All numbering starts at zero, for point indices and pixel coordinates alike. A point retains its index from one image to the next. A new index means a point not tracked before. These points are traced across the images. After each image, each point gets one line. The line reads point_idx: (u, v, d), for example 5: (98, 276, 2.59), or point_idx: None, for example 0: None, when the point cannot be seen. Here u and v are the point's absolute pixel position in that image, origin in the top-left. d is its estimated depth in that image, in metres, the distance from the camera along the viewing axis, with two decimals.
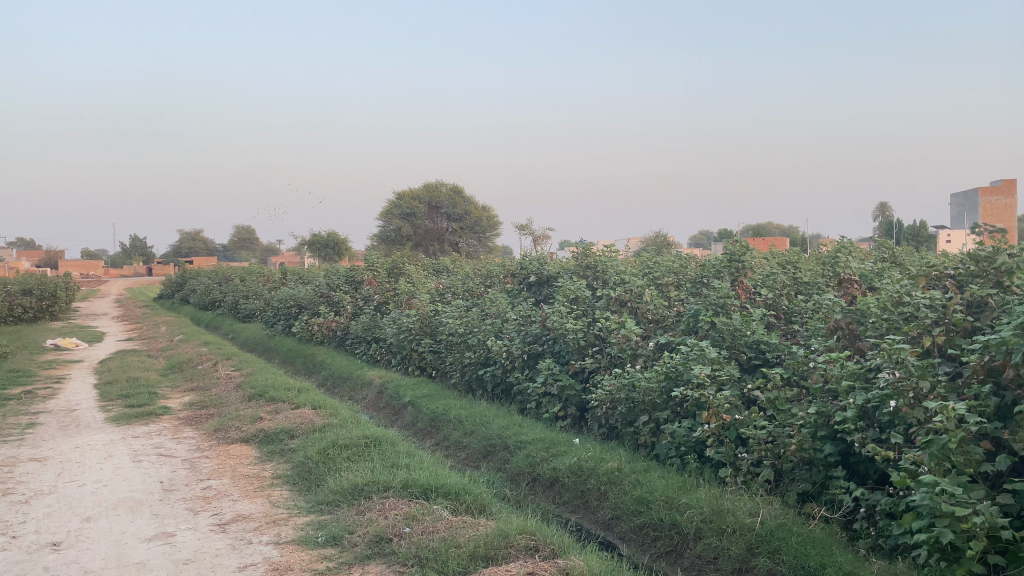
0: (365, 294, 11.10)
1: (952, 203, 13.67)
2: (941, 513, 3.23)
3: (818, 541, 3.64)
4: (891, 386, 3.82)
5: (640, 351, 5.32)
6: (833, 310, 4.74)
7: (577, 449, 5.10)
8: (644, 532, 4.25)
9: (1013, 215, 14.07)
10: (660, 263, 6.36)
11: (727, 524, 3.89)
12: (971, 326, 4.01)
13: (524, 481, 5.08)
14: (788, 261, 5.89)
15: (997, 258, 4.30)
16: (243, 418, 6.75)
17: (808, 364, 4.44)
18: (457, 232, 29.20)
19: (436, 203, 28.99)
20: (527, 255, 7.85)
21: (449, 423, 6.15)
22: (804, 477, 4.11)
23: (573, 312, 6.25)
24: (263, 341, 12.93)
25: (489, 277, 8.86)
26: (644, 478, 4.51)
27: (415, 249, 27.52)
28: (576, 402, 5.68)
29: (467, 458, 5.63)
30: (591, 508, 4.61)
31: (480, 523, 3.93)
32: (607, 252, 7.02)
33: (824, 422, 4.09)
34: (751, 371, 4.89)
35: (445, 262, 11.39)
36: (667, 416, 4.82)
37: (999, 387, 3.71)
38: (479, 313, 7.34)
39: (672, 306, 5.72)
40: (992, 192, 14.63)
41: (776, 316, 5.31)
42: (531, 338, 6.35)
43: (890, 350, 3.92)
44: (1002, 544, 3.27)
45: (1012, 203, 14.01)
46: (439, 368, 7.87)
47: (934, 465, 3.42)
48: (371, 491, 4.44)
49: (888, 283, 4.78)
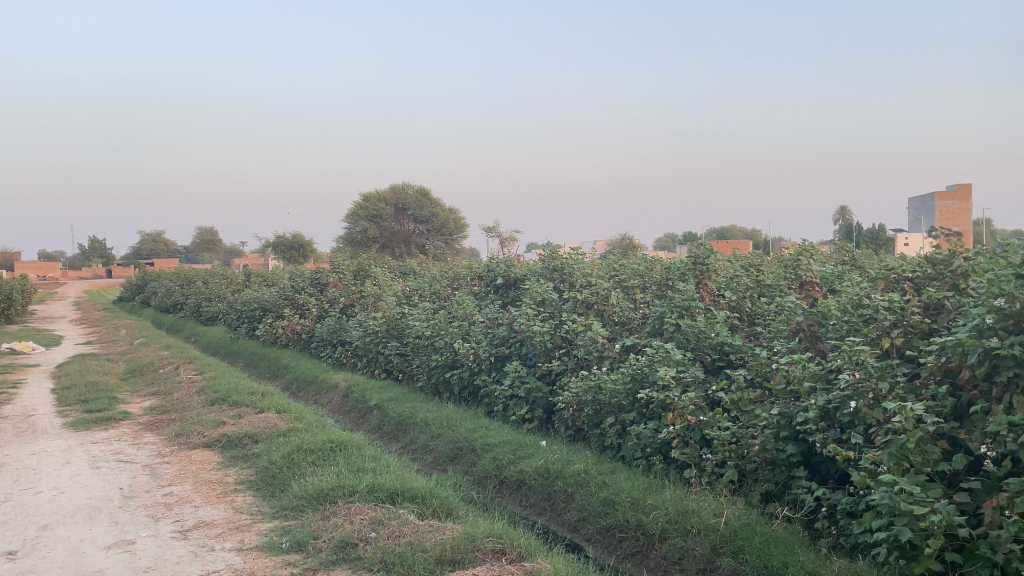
0: (331, 297, 11.04)
1: (909, 206, 13.96)
2: (900, 512, 3.31)
3: (780, 541, 3.69)
4: (851, 386, 3.90)
5: (607, 353, 5.35)
6: (794, 312, 4.80)
7: (543, 451, 5.11)
8: (611, 534, 4.26)
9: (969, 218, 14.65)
10: (627, 266, 6.41)
11: (692, 524, 3.93)
12: (928, 328, 4.11)
13: (491, 484, 5.06)
14: (751, 264, 5.95)
15: (953, 261, 4.41)
16: (205, 423, 6.64)
17: (770, 366, 4.51)
18: (422, 233, 29.09)
19: (403, 205, 28.91)
20: (494, 257, 7.85)
21: (416, 426, 6.12)
22: (767, 477, 4.17)
23: (539, 314, 6.23)
24: (226, 344, 12.76)
25: (455, 279, 8.83)
26: (610, 479, 4.54)
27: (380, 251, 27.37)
28: (543, 404, 5.70)
29: (434, 461, 5.61)
30: (558, 510, 4.61)
31: (446, 527, 3.91)
32: (574, 255, 7.03)
33: (786, 423, 4.16)
34: (715, 373, 4.95)
35: (412, 265, 11.37)
36: (633, 418, 4.86)
37: (955, 388, 3.88)
38: (445, 316, 7.32)
39: (638, 309, 5.76)
40: (947, 198, 15.08)
41: (740, 318, 5.38)
42: (498, 340, 6.35)
43: (850, 352, 3.99)
44: (958, 542, 3.36)
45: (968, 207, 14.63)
46: (405, 371, 7.83)
47: (893, 465, 3.50)
48: (336, 496, 4.40)
49: (848, 285, 4.84)
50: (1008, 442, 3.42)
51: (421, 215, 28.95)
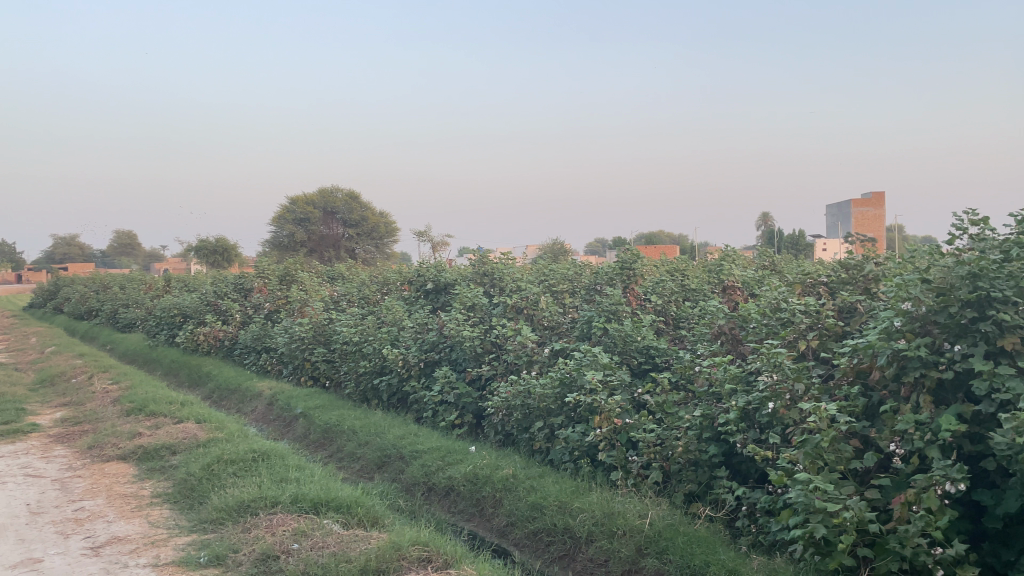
0: (255, 303, 10.78)
1: (827, 213, 14.48)
2: (815, 509, 3.42)
3: (703, 540, 3.77)
4: (769, 388, 4.03)
5: (536, 358, 5.38)
6: (717, 316, 4.92)
7: (472, 457, 5.10)
8: (538, 538, 4.27)
9: (882, 225, 15.32)
10: (556, 270, 6.46)
11: (618, 526, 3.97)
12: (842, 331, 4.28)
13: (419, 491, 5.01)
14: (676, 268, 6.08)
15: (864, 266, 4.60)
16: (120, 435, 6.38)
17: (694, 369, 4.62)
18: (352, 238, 28.74)
19: (331, 209, 28.39)
20: (424, 262, 7.80)
21: (342, 434, 6.02)
22: (690, 478, 4.26)
23: (469, 319, 6.21)
24: (144, 352, 12.32)
25: (385, 284, 8.74)
26: (538, 483, 4.56)
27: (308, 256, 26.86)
28: (473, 409, 5.69)
29: (361, 469, 5.52)
30: (486, 515, 4.60)
31: (372, 536, 3.86)
32: (504, 259, 7.05)
33: (708, 424, 4.26)
34: (641, 376, 5.03)
35: (340, 270, 11.22)
36: (562, 422, 4.90)
37: (866, 388, 4.04)
38: (374, 321, 7.23)
39: (567, 313, 5.81)
40: (862, 205, 15.74)
41: (665, 322, 5.48)
42: (427, 346, 6.31)
43: (768, 354, 4.11)
44: (870, 537, 3.49)
45: (881, 214, 15.31)
46: (333, 378, 7.70)
47: (809, 463, 3.62)
48: (258, 507, 4.29)
49: (767, 289, 4.97)
50: (915, 439, 3.58)
51: (352, 219, 28.60)
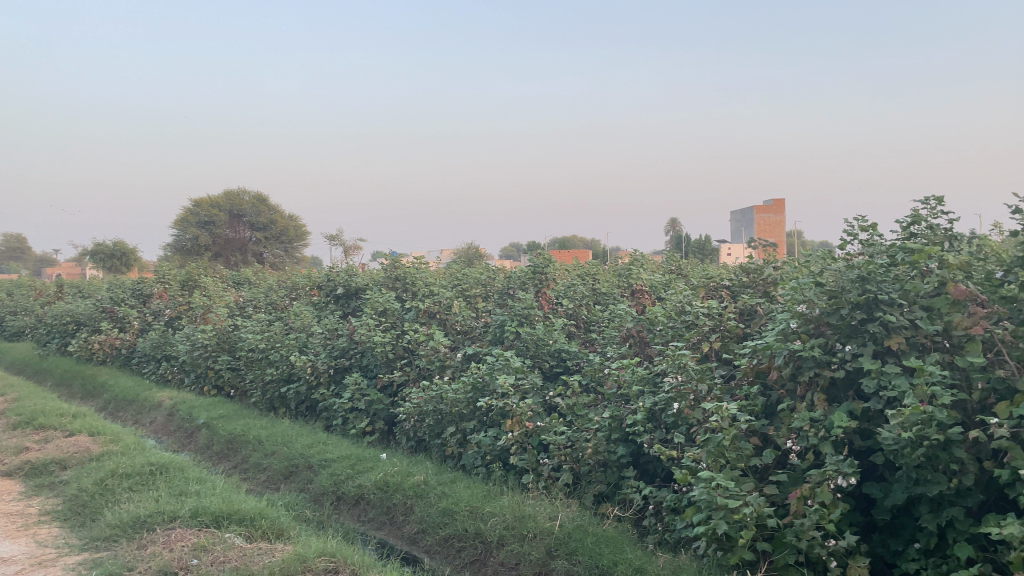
0: (155, 309, 10.35)
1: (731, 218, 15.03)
2: (717, 506, 3.53)
3: (611, 540, 3.82)
4: (674, 389, 4.13)
5: (448, 363, 5.37)
6: (625, 319, 5.02)
7: (383, 464, 5.03)
8: (449, 544, 4.23)
9: (782, 231, 16.03)
10: (469, 275, 6.46)
11: (528, 529, 3.99)
12: (743, 332, 4.43)
13: (328, 501, 4.90)
14: (587, 273, 6.18)
15: (763, 270, 4.78)
16: (4, 450, 5.99)
17: (603, 371, 4.70)
18: (260, 242, 28.01)
19: (236, 212, 27.67)
20: (335, 266, 7.67)
21: (248, 444, 5.84)
22: (600, 479, 4.32)
23: (380, 325, 6.12)
24: (31, 362, 11.63)
25: (294, 289, 8.54)
26: (450, 489, 4.53)
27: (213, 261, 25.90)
28: (384, 416, 5.63)
29: (268, 479, 5.36)
30: (396, 523, 4.53)
31: (276, 549, 3.75)
32: (417, 264, 7.01)
33: (617, 425, 4.34)
34: (553, 379, 5.08)
35: (247, 274, 10.91)
36: (474, 427, 4.89)
37: (766, 387, 4.20)
38: (282, 328, 7.05)
39: (479, 317, 5.83)
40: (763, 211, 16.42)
41: (576, 325, 5.56)
42: (337, 352, 6.20)
43: (673, 356, 4.22)
44: (769, 531, 3.62)
45: (781, 221, 16.02)
46: (239, 387, 7.46)
47: (711, 462, 3.73)
48: (154, 523, 4.10)
49: (673, 293, 5.13)
50: (809, 436, 3.74)
51: (259, 222, 27.86)
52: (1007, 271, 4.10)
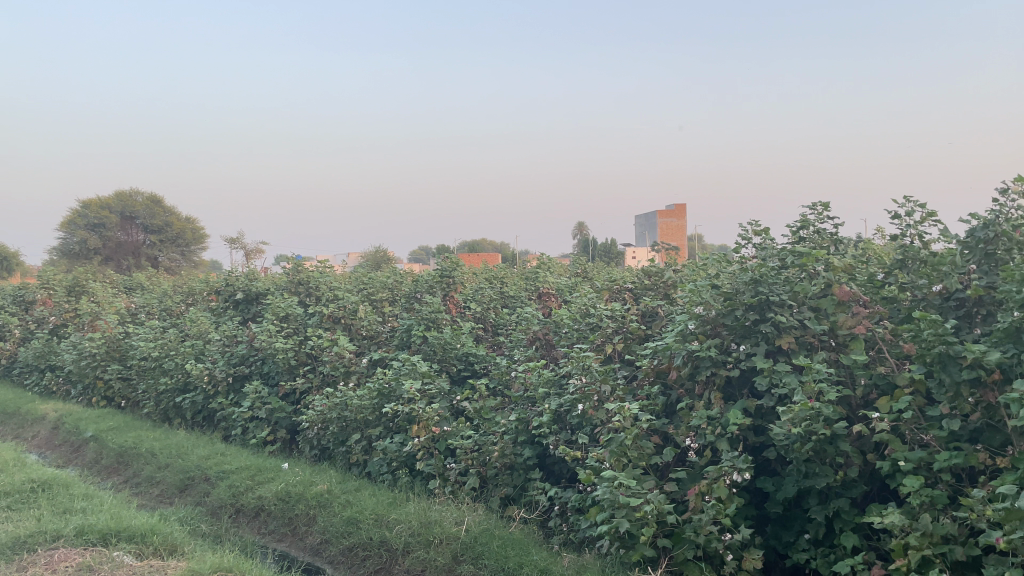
0: (37, 317, 9.76)
1: (636, 222, 15.42)
2: (619, 504, 3.60)
3: (516, 543, 3.84)
4: (579, 390, 4.19)
5: (354, 369, 5.28)
6: (531, 322, 5.06)
7: (285, 474, 4.90)
8: (353, 553, 4.14)
9: (684, 236, 16.58)
10: (375, 279, 6.38)
11: (434, 535, 3.95)
12: (645, 334, 4.55)
13: (226, 514, 4.72)
14: (494, 276, 6.20)
15: (664, 273, 4.92)
16: None
17: (510, 374, 4.72)
18: (155, 245, 26.86)
19: (129, 214, 26.42)
20: (234, 271, 7.43)
21: (140, 457, 5.57)
22: (506, 481, 4.33)
23: (282, 330, 5.95)
24: None
25: (190, 294, 8.22)
26: (354, 498, 4.45)
27: (103, 265, 24.62)
28: (286, 424, 5.48)
29: (161, 494, 5.11)
30: (299, 534, 4.41)
31: (168, 566, 3.59)
32: (320, 268, 6.88)
33: (523, 428, 4.37)
34: (460, 383, 5.07)
35: (140, 279, 10.45)
36: (379, 433, 4.82)
37: (666, 387, 4.31)
38: (177, 335, 6.77)
39: (386, 322, 5.74)
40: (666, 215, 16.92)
41: (484, 329, 5.58)
42: (236, 360, 6.00)
43: (577, 358, 4.28)
44: (669, 528, 3.71)
45: (682, 224, 16.56)
46: (131, 397, 7.11)
47: (614, 461, 3.81)
48: (34, 543, 3.85)
49: (578, 295, 5.22)
50: (707, 433, 3.87)
51: (155, 225, 26.72)
52: (887, 273, 4.36)
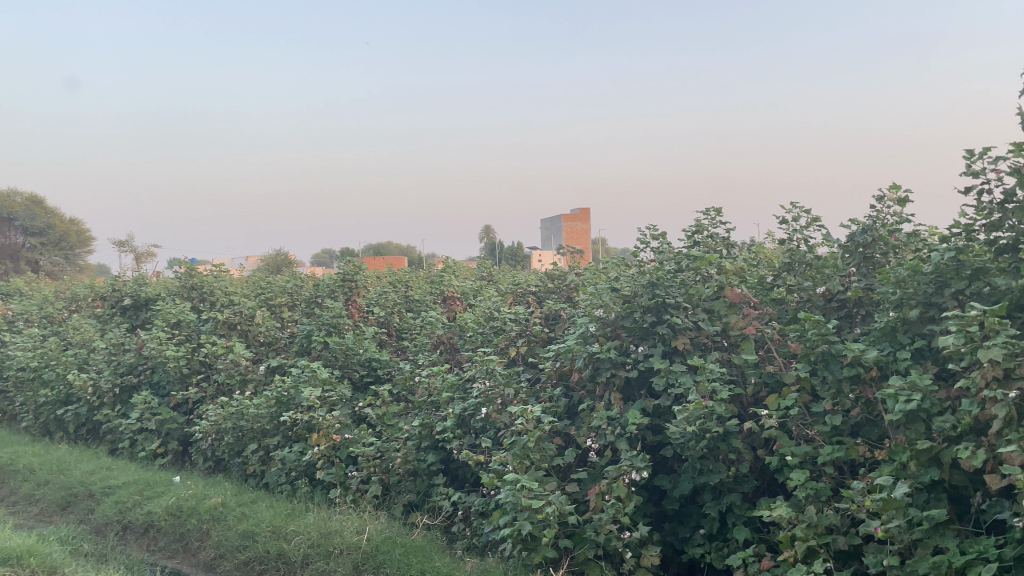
0: None
1: (541, 226, 15.61)
2: (521, 507, 3.62)
3: (419, 549, 3.81)
4: (482, 394, 4.19)
5: (251, 377, 5.13)
6: (435, 326, 5.04)
7: (176, 488, 4.70)
8: (249, 568, 3.98)
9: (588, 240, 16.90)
10: (274, 283, 6.21)
11: (334, 545, 3.86)
12: (547, 336, 4.60)
13: (112, 532, 4.47)
14: (399, 280, 6.14)
15: (567, 276, 5.02)
16: None
17: (414, 379, 4.67)
18: (36, 249, 25.34)
19: (7, 215, 24.80)
20: (123, 276, 7.10)
21: (16, 475, 5.22)
22: (409, 488, 4.28)
23: (173, 338, 5.69)
24: None
25: (73, 301, 7.79)
26: (250, 510, 4.31)
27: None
28: (178, 436, 5.27)
29: (39, 513, 4.78)
30: (191, 550, 4.22)
31: None
32: (216, 272, 6.65)
33: (427, 433, 4.34)
34: (363, 389, 4.99)
35: (15, 286, 9.84)
36: (278, 442, 4.69)
37: (568, 389, 4.37)
38: (59, 344, 6.39)
39: (285, 328, 5.69)
40: (571, 219, 17.20)
41: (388, 334, 5.49)
42: (124, 369, 5.73)
43: (480, 362, 4.28)
44: (570, 528, 3.75)
45: (586, 228, 16.88)
46: (6, 411, 6.66)
47: (517, 464, 3.83)
48: None
49: (482, 299, 5.22)
50: (607, 434, 3.94)
51: (35, 227, 25.24)
52: (776, 276, 4.56)
